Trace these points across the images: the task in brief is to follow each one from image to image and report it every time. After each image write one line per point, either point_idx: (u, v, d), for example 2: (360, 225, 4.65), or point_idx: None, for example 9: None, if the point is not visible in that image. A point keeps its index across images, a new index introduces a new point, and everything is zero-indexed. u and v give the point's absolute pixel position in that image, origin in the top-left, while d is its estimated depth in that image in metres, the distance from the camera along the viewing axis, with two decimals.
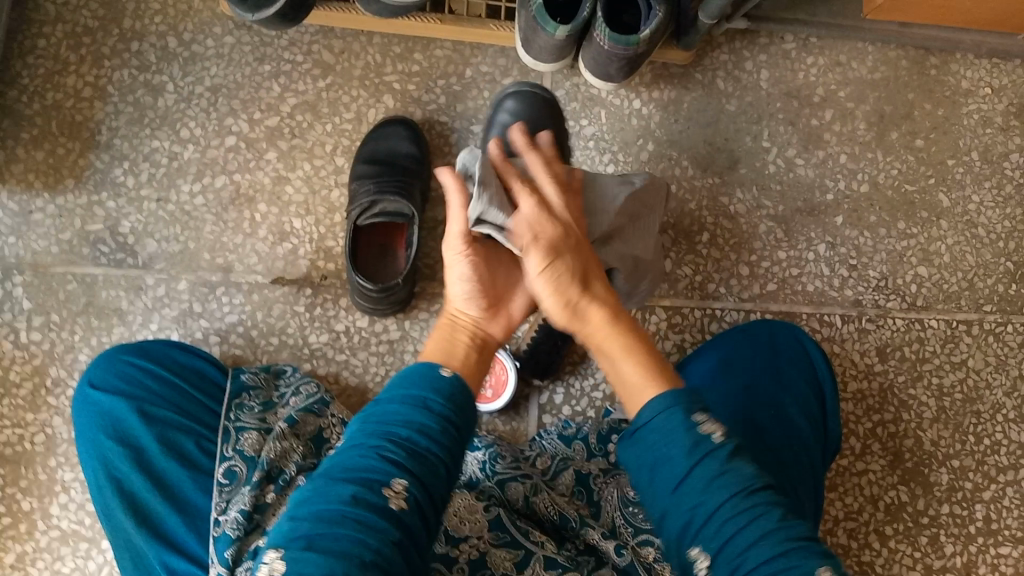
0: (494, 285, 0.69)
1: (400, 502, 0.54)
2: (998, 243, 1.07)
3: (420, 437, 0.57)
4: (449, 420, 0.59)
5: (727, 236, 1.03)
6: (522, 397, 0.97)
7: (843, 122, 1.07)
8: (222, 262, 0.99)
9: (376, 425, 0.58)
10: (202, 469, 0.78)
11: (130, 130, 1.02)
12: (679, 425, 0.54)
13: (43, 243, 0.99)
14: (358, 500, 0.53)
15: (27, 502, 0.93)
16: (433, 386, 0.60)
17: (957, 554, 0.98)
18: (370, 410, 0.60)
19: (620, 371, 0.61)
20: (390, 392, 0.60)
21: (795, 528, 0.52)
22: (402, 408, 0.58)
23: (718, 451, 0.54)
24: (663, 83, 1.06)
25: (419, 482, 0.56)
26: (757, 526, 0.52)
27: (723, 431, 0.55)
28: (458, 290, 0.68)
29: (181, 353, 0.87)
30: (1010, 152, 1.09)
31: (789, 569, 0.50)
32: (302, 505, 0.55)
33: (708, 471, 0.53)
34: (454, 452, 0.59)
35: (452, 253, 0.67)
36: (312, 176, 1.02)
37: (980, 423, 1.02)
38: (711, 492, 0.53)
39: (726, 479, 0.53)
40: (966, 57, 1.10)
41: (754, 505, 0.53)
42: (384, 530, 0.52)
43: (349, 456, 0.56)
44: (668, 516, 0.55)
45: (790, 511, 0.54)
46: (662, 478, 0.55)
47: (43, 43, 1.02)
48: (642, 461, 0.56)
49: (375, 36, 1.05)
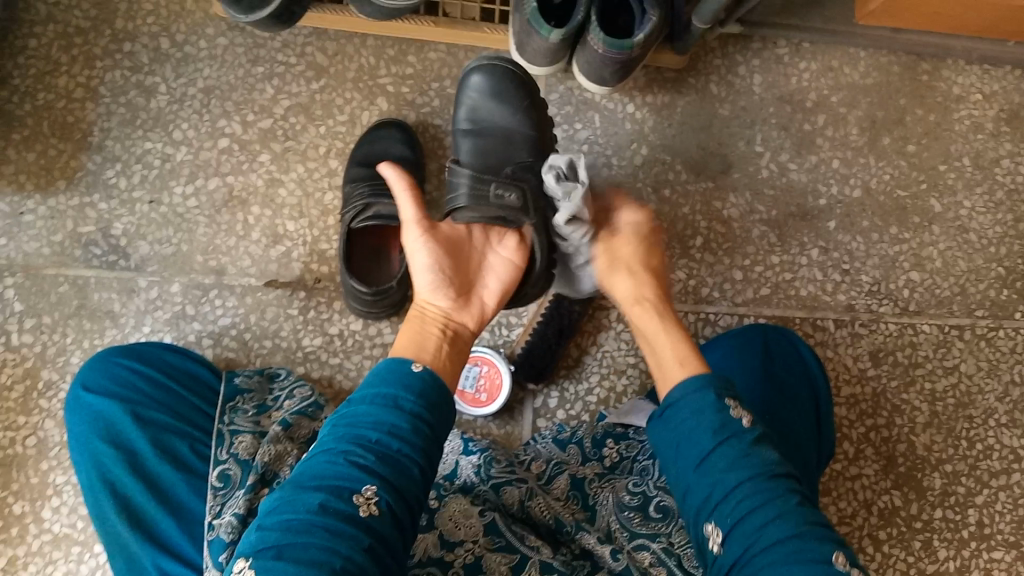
0: (457, 277, 0.75)
1: (370, 508, 0.55)
2: (989, 248, 1.08)
3: (390, 440, 0.58)
4: (420, 419, 0.60)
5: (720, 240, 1.04)
6: (516, 401, 0.97)
7: (836, 127, 1.08)
8: (215, 265, 0.99)
9: (344, 429, 0.59)
10: (196, 472, 0.77)
11: (123, 131, 1.01)
12: (709, 405, 0.60)
13: (35, 245, 0.98)
14: (326, 509, 0.54)
15: (19, 506, 0.92)
16: (404, 384, 0.61)
17: (950, 559, 0.98)
18: (341, 415, 0.60)
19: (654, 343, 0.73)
20: (360, 392, 0.61)
21: (812, 515, 0.56)
22: (373, 409, 0.59)
23: (742, 435, 0.59)
24: (656, 87, 1.06)
25: (390, 487, 0.56)
26: (774, 507, 0.56)
27: (751, 419, 0.61)
28: (422, 280, 0.74)
29: (174, 355, 0.87)
30: (1000, 158, 1.10)
31: (804, 549, 0.53)
32: (271, 515, 0.55)
33: (732, 450, 0.58)
34: (428, 454, 0.59)
35: (413, 243, 0.75)
36: (306, 178, 1.02)
37: (973, 428, 1.03)
38: (733, 470, 0.58)
39: (749, 461, 0.58)
40: (956, 63, 1.11)
41: (773, 488, 0.57)
42: (355, 538, 0.53)
43: (318, 463, 0.57)
44: (692, 492, 0.59)
45: (807, 499, 0.58)
46: (687, 454, 0.60)
47: (35, 43, 1.02)
48: (670, 439, 0.62)
49: (368, 39, 1.04)
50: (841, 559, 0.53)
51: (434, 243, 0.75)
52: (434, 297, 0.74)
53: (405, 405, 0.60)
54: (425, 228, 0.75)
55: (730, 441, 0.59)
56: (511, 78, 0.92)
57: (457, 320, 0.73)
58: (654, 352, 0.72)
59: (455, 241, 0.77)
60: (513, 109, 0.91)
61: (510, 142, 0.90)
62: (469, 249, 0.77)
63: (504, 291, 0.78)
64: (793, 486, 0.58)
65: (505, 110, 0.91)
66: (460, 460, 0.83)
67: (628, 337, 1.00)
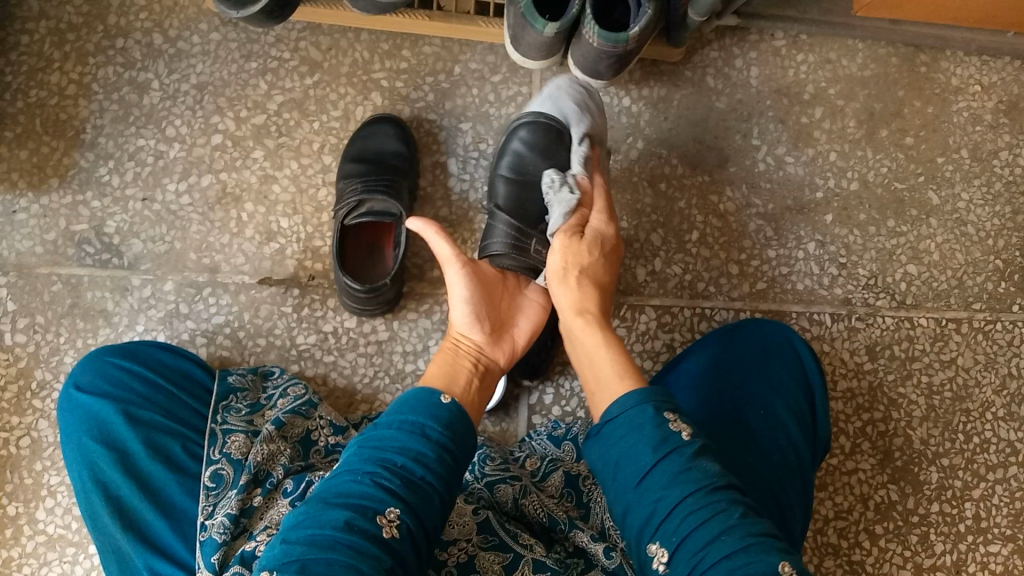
0: (491, 312, 0.76)
1: (392, 531, 0.55)
2: (987, 241, 1.07)
3: (416, 467, 0.58)
4: (445, 450, 0.61)
5: (716, 234, 1.03)
6: (511, 397, 0.97)
7: (834, 120, 1.07)
8: (208, 263, 0.99)
9: (372, 451, 0.59)
10: (189, 472, 0.78)
11: (115, 128, 1.00)
12: (647, 421, 0.61)
13: (28, 244, 0.98)
14: (351, 527, 0.54)
15: (14, 506, 0.92)
16: (432, 414, 0.62)
17: (946, 553, 0.98)
18: (368, 436, 0.61)
19: (594, 352, 0.71)
20: (389, 417, 0.62)
21: (755, 524, 0.57)
22: (400, 434, 0.60)
23: (682, 448, 0.60)
24: (652, 80, 1.05)
25: (413, 512, 0.56)
26: (717, 521, 0.56)
27: (690, 432, 0.61)
28: (460, 314, 0.74)
29: (168, 355, 0.86)
30: (999, 150, 1.09)
31: (750, 563, 0.54)
32: (295, 530, 0.55)
33: (673, 467, 0.59)
34: (449, 484, 0.60)
35: (451, 276, 0.74)
36: (299, 175, 1.01)
37: (969, 421, 1.02)
38: (674, 485, 0.58)
39: (689, 474, 0.58)
40: (955, 54, 1.10)
41: (715, 501, 0.57)
42: (377, 558, 0.53)
43: (345, 483, 0.57)
44: (634, 510, 0.60)
45: (751, 508, 0.58)
46: (629, 473, 0.61)
47: (26, 40, 1.01)
48: (610, 458, 0.62)
49: (362, 33, 1.04)
50: (790, 569, 0.53)
51: (472, 278, 0.75)
52: (472, 330, 0.75)
53: (432, 434, 0.61)
54: (464, 264, 0.74)
55: (670, 457, 0.59)
56: (553, 137, 0.90)
57: (490, 356, 0.75)
58: (590, 361, 0.71)
59: (491, 279, 0.77)
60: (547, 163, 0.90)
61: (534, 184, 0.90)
62: (503, 288, 0.79)
63: (534, 330, 0.79)
64: (736, 497, 0.58)
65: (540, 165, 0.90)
66: None
67: (622, 333, 1.00)
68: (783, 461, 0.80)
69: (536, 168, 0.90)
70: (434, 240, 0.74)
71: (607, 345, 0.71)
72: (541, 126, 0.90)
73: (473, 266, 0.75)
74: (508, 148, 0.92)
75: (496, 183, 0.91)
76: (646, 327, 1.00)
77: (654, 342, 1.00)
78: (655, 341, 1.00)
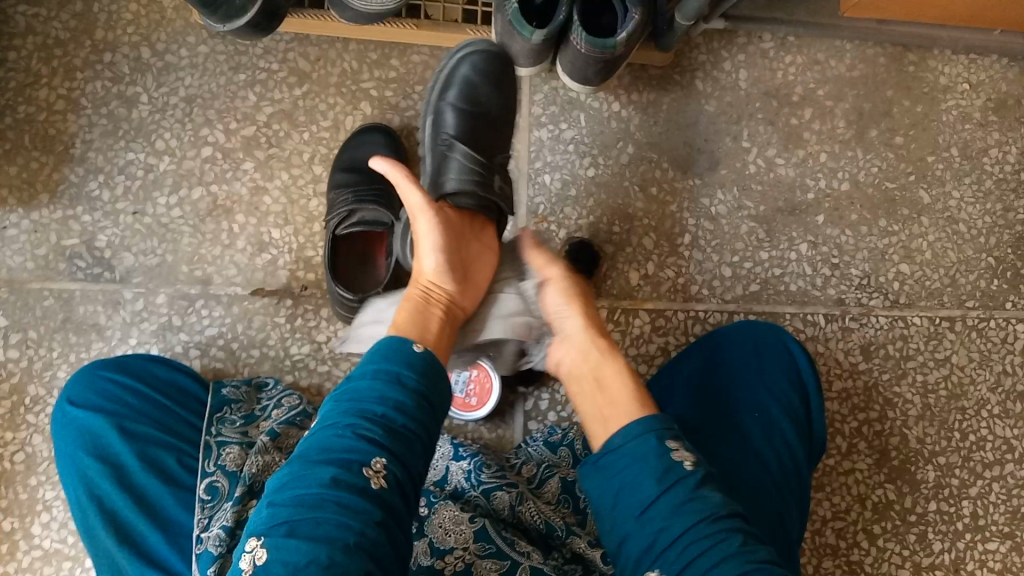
0: (460, 259, 0.75)
1: (379, 481, 0.55)
2: (979, 238, 1.07)
3: (396, 415, 0.59)
4: (422, 394, 0.61)
5: (708, 237, 1.03)
6: (506, 404, 0.96)
7: (823, 121, 1.07)
8: (200, 275, 0.98)
9: (350, 403, 0.59)
10: (184, 485, 0.77)
11: (104, 143, 1.00)
12: (652, 452, 0.62)
13: (18, 259, 0.97)
14: (337, 483, 0.54)
15: (9, 523, 0.92)
16: (407, 361, 0.62)
17: (945, 551, 0.98)
18: (343, 389, 0.61)
19: (608, 389, 0.70)
20: (362, 368, 0.62)
21: (755, 552, 0.58)
22: (376, 383, 0.60)
23: (686, 479, 0.61)
24: (641, 85, 1.05)
25: (397, 460, 0.57)
26: (719, 550, 0.57)
27: (693, 461, 0.62)
28: (431, 260, 0.73)
29: (161, 367, 0.86)
30: (988, 148, 1.09)
31: None
32: (281, 491, 0.56)
33: (676, 497, 0.60)
34: (428, 426, 0.61)
35: (422, 226, 0.75)
36: (290, 185, 1.01)
37: (965, 419, 1.02)
38: (678, 516, 0.59)
39: (692, 505, 0.60)
40: (943, 53, 1.10)
41: (717, 531, 0.58)
42: (366, 513, 0.54)
43: (326, 437, 0.57)
44: (633, 539, 0.61)
45: (751, 537, 0.60)
46: (632, 502, 0.61)
47: (13, 56, 1.01)
48: (610, 488, 0.63)
49: (350, 43, 1.04)
50: None
51: (443, 225, 0.75)
52: (446, 275, 0.73)
53: (408, 380, 0.61)
54: (435, 212, 0.75)
55: (673, 488, 0.60)
56: (505, 66, 0.93)
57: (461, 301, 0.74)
58: (602, 393, 0.70)
59: (457, 226, 0.77)
60: (500, 95, 0.93)
61: (496, 126, 0.92)
62: (468, 235, 0.78)
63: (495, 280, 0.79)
64: (738, 525, 0.60)
65: (495, 94, 0.92)
66: (449, 466, 0.82)
67: (617, 337, 1.00)
68: (780, 468, 0.80)
69: (490, 97, 0.91)
70: (404, 186, 0.74)
71: (618, 362, 0.72)
72: (489, 54, 0.92)
73: (442, 215, 0.76)
74: (454, 76, 0.92)
75: (442, 111, 0.90)
76: (640, 331, 1.00)
77: (648, 346, 1.00)
78: (650, 345, 1.00)
